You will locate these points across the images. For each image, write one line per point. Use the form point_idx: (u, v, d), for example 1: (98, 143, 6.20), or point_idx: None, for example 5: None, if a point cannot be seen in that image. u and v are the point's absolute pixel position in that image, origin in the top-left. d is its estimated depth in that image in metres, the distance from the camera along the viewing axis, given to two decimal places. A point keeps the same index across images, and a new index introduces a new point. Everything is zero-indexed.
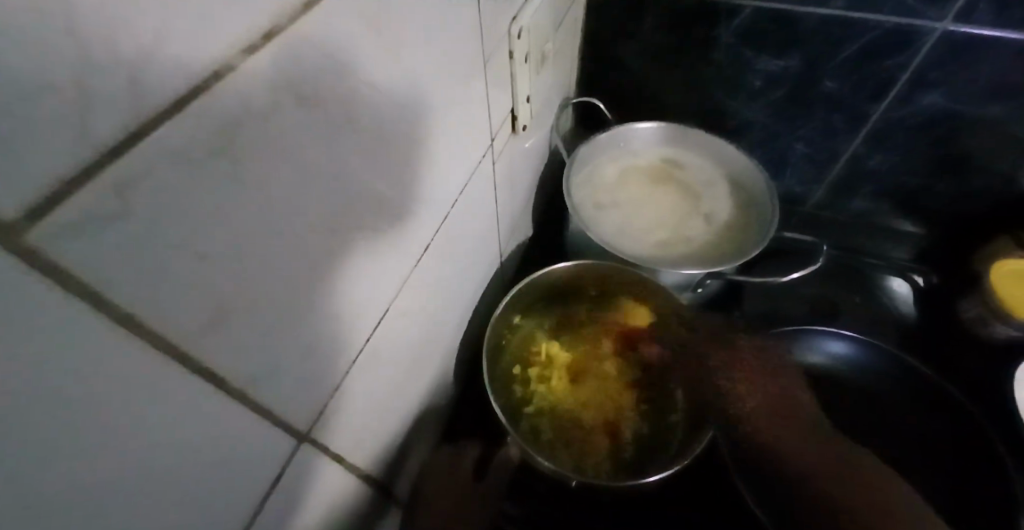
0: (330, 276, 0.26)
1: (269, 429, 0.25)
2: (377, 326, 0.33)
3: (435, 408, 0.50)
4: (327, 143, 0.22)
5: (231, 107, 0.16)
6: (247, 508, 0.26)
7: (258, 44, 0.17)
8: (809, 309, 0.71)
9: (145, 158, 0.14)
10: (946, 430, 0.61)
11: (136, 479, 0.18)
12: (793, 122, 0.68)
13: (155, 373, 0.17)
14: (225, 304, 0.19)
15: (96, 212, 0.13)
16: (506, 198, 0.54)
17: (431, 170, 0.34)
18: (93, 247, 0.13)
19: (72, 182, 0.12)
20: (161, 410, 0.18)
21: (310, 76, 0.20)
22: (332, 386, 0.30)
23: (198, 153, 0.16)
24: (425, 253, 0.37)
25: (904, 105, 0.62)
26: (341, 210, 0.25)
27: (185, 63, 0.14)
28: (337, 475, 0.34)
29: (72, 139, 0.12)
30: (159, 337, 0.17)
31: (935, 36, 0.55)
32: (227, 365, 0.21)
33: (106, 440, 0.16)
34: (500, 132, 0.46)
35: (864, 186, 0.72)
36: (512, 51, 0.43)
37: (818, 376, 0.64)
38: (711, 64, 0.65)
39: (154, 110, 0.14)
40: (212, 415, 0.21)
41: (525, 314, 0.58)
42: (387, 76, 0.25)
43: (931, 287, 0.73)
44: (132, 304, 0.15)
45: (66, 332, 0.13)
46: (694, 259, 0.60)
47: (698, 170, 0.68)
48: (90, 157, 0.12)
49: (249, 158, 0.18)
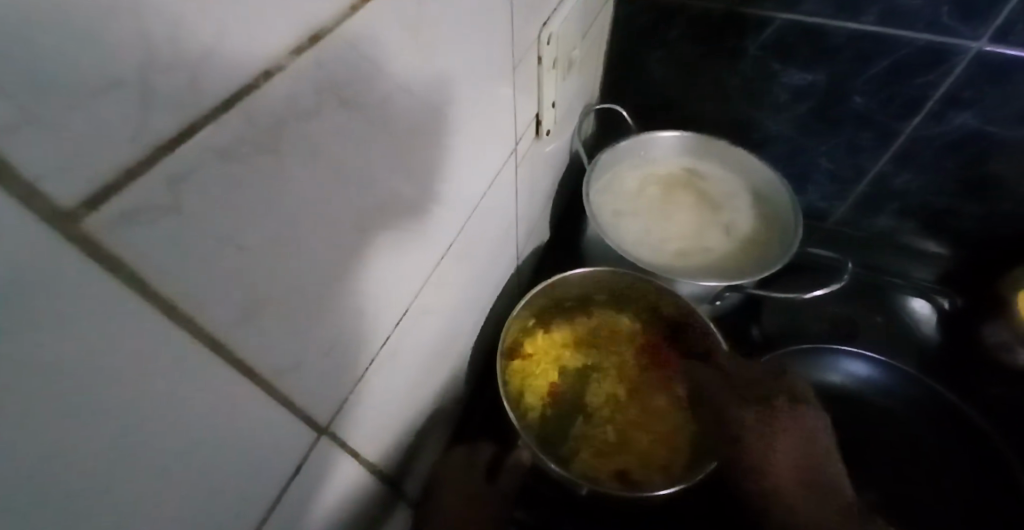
0: (356, 275, 0.26)
1: (292, 422, 0.26)
2: (397, 325, 0.33)
3: (446, 410, 0.50)
4: (362, 144, 0.23)
5: (277, 108, 0.17)
6: (266, 499, 0.26)
7: (305, 46, 0.17)
8: (829, 327, 0.69)
9: (193, 153, 0.14)
10: (960, 447, 0.60)
11: (164, 463, 0.18)
12: (818, 137, 0.67)
13: (192, 361, 0.18)
14: (258, 294, 0.20)
15: (145, 203, 0.13)
16: (526, 202, 0.54)
17: (455, 172, 0.34)
18: (141, 235, 0.13)
19: (129, 173, 0.12)
20: (190, 399, 0.18)
21: (349, 80, 0.20)
22: (353, 382, 0.30)
23: (243, 148, 0.16)
24: (447, 253, 0.37)
25: (935, 124, 0.61)
26: (371, 209, 0.25)
27: (238, 61, 0.15)
28: (350, 469, 0.35)
29: (128, 132, 0.12)
30: (199, 329, 0.17)
31: (970, 55, 0.54)
32: (260, 358, 0.21)
33: (137, 425, 0.16)
34: (524, 137, 0.46)
35: (888, 203, 0.70)
36: (540, 56, 0.43)
37: (839, 395, 0.63)
38: (738, 76, 0.65)
39: (205, 107, 0.14)
40: (241, 404, 0.21)
41: (542, 317, 0.57)
42: (420, 76, 0.25)
43: (955, 310, 0.72)
44: (175, 296, 0.16)
45: (112, 320, 0.14)
46: (712, 271, 0.59)
47: (720, 182, 0.68)
48: (147, 150, 0.13)
49: (291, 156, 0.18)
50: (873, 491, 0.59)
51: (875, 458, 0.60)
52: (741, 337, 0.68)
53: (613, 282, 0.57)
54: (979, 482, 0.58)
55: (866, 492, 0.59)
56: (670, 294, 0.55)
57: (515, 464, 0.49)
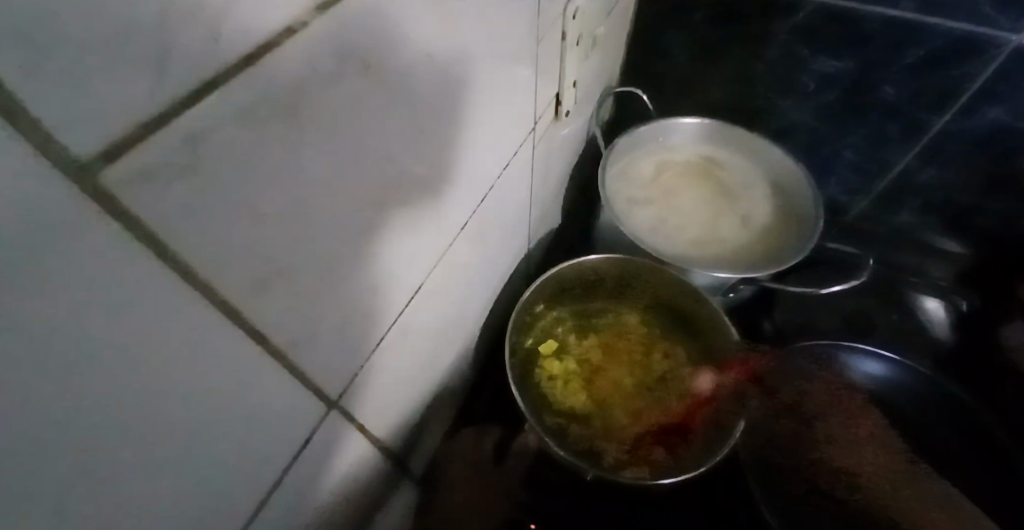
0: (370, 249, 0.26)
1: (303, 395, 0.26)
2: (409, 303, 0.33)
3: (453, 390, 0.50)
4: (382, 112, 0.22)
5: (299, 68, 0.16)
6: (274, 470, 0.26)
7: (329, 3, 0.16)
8: (842, 324, 0.68)
9: (213, 110, 0.13)
10: (967, 450, 0.59)
11: (174, 429, 0.18)
12: (844, 128, 0.65)
13: (205, 328, 0.17)
14: (273, 265, 0.19)
15: (163, 158, 0.13)
16: (540, 183, 0.53)
17: (473, 148, 0.34)
18: (158, 193, 0.13)
19: (148, 126, 0.12)
20: (202, 367, 0.18)
21: (372, 43, 0.19)
22: (363, 358, 0.30)
23: (263, 108, 0.15)
24: (461, 232, 0.37)
25: (966, 119, 0.59)
26: (389, 182, 0.25)
27: (261, 13, 0.14)
28: (358, 444, 0.34)
29: (149, 81, 0.11)
30: (213, 296, 0.17)
31: (1009, 48, 0.52)
32: (271, 328, 0.21)
33: (149, 390, 0.16)
34: (542, 116, 0.45)
35: (911, 200, 0.69)
36: (564, 32, 0.42)
37: (854, 394, 0.61)
38: (764, 62, 0.63)
39: (227, 62, 0.13)
40: (253, 373, 0.21)
41: (552, 301, 0.57)
42: (444, 43, 0.24)
43: (969, 311, 0.69)
44: (191, 259, 0.15)
45: (128, 281, 0.13)
46: (727, 262, 0.58)
47: (740, 171, 0.66)
48: (166, 102, 0.12)
49: (311, 121, 0.18)
50: None
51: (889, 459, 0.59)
52: (752, 329, 0.67)
53: (624, 270, 0.57)
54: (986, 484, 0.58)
55: None
56: (682, 282, 0.54)
57: (521, 449, 0.49)
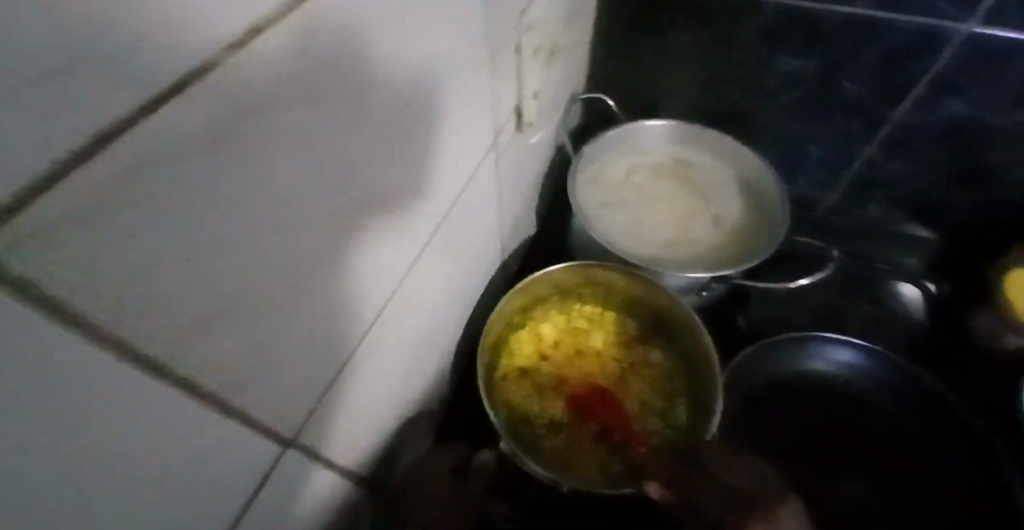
0: (328, 276, 0.25)
1: (257, 433, 0.25)
2: (375, 325, 0.32)
3: (429, 408, 0.49)
4: (332, 139, 0.22)
5: (221, 105, 0.15)
6: (232, 510, 0.25)
7: (248, 37, 0.15)
8: (814, 317, 0.69)
9: (119, 158, 0.12)
10: (946, 436, 0.60)
11: (115, 486, 0.17)
12: (808, 124, 0.66)
13: (128, 384, 0.16)
14: (211, 309, 0.19)
15: (62, 215, 0.11)
16: (509, 195, 0.53)
17: (434, 165, 0.34)
18: (55, 252, 0.12)
19: (39, 184, 0.11)
20: (133, 423, 0.17)
21: (315, 74, 0.19)
22: (324, 388, 0.30)
23: (181, 152, 0.14)
24: (428, 249, 0.37)
25: (927, 111, 0.60)
26: (341, 209, 0.25)
27: (172, 54, 0.13)
28: (324, 476, 0.34)
29: (40, 138, 0.10)
30: (134, 350, 0.16)
31: (962, 39, 0.54)
32: (210, 375, 0.20)
33: (83, 452, 0.15)
34: (505, 129, 0.45)
35: (878, 192, 0.70)
36: (519, 47, 0.42)
37: (820, 383, 0.63)
38: (727, 63, 0.63)
39: (130, 106, 0.12)
40: (195, 419, 0.20)
41: (526, 311, 0.57)
42: (395, 67, 0.25)
43: (942, 296, 0.70)
44: (102, 316, 0.14)
45: (33, 350, 0.12)
46: (700, 262, 0.59)
47: (708, 170, 0.67)
48: (60, 156, 0.11)
49: (246, 159, 0.17)
50: (858, 485, 0.59)
51: (859, 448, 0.61)
52: (727, 328, 0.68)
53: (597, 275, 0.57)
54: (971, 478, 0.58)
55: (852, 488, 0.58)
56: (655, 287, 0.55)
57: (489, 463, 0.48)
